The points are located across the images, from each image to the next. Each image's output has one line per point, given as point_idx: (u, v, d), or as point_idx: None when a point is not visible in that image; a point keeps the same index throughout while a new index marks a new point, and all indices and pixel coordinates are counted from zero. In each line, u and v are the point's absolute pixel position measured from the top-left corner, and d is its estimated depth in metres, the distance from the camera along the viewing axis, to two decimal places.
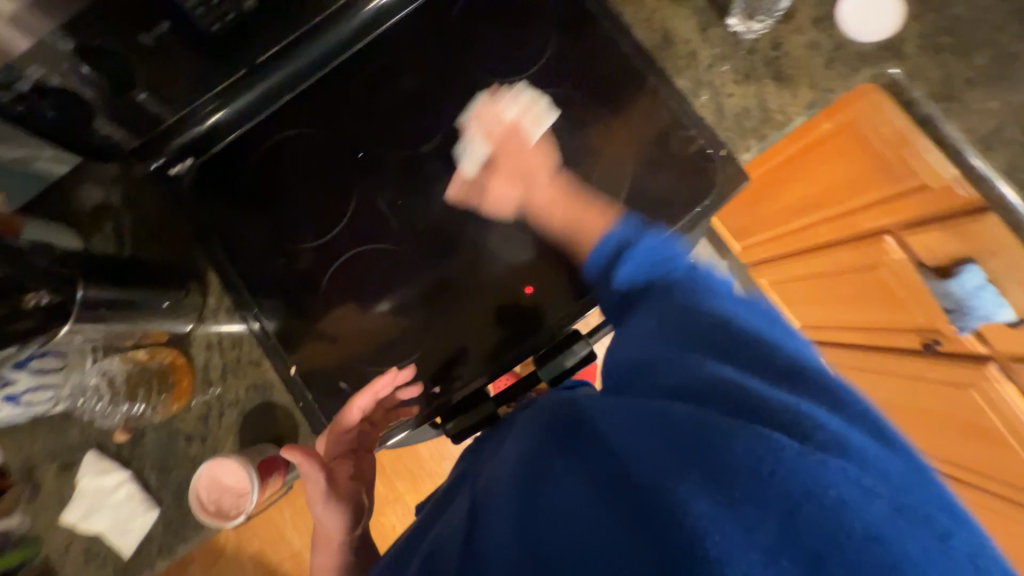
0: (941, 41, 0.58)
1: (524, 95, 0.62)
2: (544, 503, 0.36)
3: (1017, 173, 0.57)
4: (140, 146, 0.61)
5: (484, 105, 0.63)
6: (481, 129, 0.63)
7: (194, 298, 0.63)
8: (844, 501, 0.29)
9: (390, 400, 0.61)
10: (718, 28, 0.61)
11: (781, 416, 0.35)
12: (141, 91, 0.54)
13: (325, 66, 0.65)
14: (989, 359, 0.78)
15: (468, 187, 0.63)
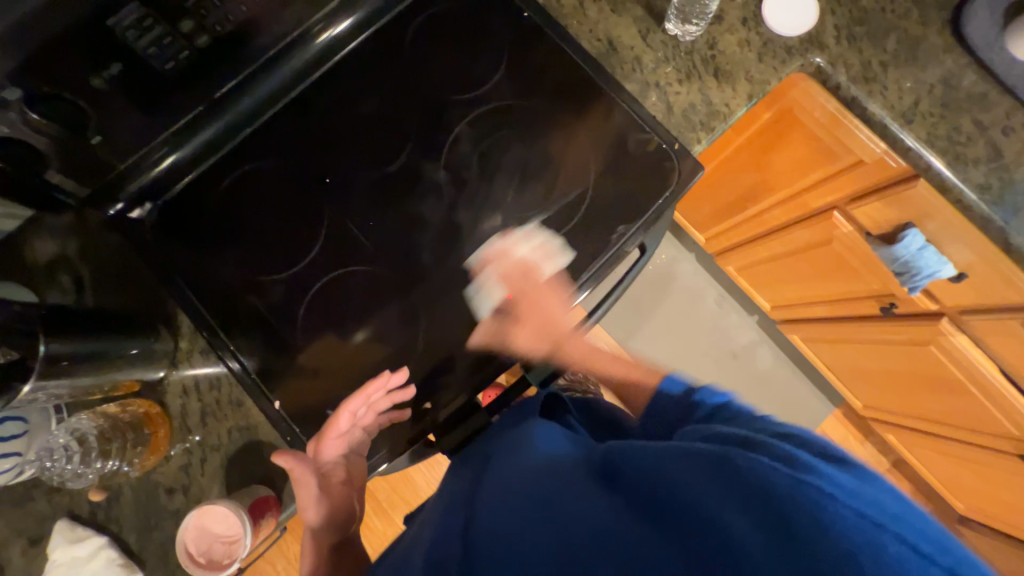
0: (855, 31, 0.64)
1: (536, 235, 0.62)
2: (569, 507, 0.40)
3: (937, 141, 0.62)
4: (92, 194, 0.60)
5: (500, 246, 0.62)
6: (494, 273, 0.62)
7: (165, 343, 0.60)
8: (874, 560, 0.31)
9: (383, 403, 0.58)
10: (658, 33, 0.65)
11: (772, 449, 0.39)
12: (94, 136, 0.53)
13: (284, 96, 0.66)
14: (941, 314, 0.83)
15: (482, 330, 0.62)
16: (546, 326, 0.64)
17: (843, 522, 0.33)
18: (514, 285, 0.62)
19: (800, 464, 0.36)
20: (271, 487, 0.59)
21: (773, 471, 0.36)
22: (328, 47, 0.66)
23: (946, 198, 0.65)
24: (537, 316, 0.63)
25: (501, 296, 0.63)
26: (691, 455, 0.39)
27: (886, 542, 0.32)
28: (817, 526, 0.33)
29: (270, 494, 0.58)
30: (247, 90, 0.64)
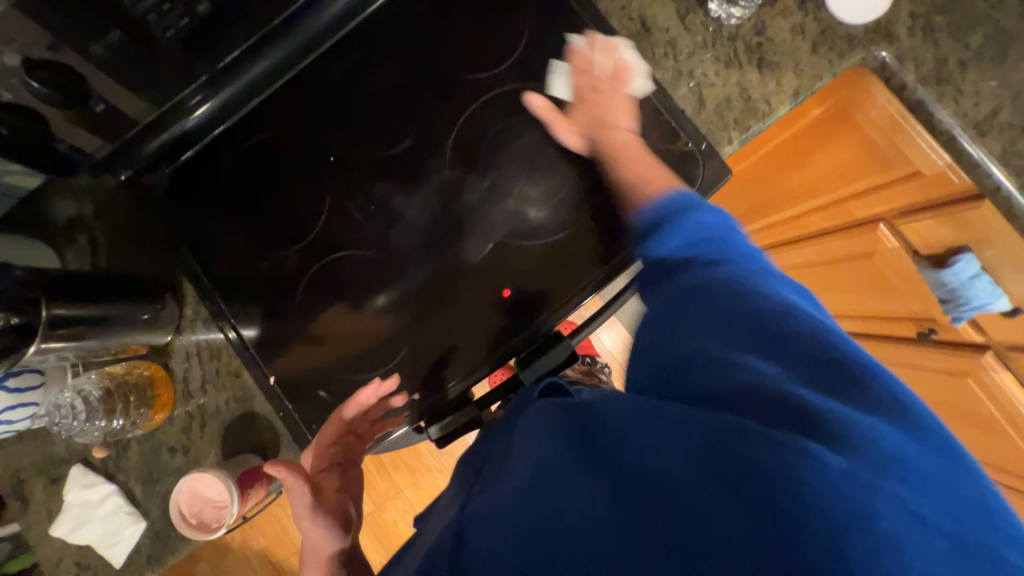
0: (933, 21, 0.55)
1: (619, 49, 0.59)
2: (559, 504, 0.33)
3: (1012, 159, 0.54)
4: (114, 151, 0.60)
5: (581, 47, 0.59)
6: (571, 73, 0.59)
7: (171, 309, 0.62)
8: (893, 536, 0.29)
9: (375, 411, 0.61)
10: (699, 14, 0.58)
11: (813, 428, 0.34)
12: (98, 104, 0.52)
13: (311, 50, 0.64)
14: (986, 347, 0.76)
15: (546, 111, 0.59)
16: (598, 116, 0.57)
17: (856, 489, 0.30)
18: (597, 83, 0.58)
19: (840, 448, 0.32)
20: (262, 456, 0.61)
21: (774, 438, 0.33)
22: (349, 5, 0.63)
23: (1012, 224, 0.57)
24: (594, 115, 0.58)
25: (567, 92, 0.59)
26: (682, 426, 0.35)
27: (900, 522, 0.30)
28: (828, 498, 0.30)
29: (259, 464, 0.60)
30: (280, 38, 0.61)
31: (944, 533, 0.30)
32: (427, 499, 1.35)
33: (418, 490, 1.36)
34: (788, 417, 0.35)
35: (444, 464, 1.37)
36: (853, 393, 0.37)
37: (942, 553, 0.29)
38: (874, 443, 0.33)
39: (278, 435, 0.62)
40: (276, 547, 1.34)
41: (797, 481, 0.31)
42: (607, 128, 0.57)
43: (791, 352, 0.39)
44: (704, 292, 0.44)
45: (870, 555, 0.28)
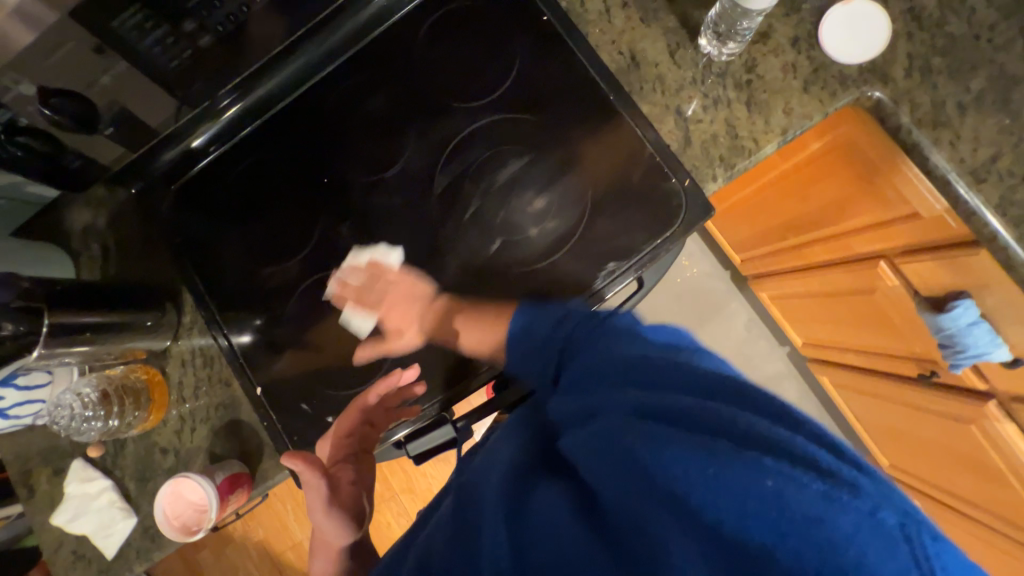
0: (931, 62, 0.54)
1: (359, 257, 0.64)
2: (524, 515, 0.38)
3: (1010, 208, 0.52)
4: (137, 158, 0.67)
5: (354, 263, 0.64)
6: (355, 304, 0.64)
7: (170, 318, 0.66)
8: (777, 494, 0.28)
9: (393, 400, 0.61)
10: (690, 50, 0.58)
11: (711, 423, 0.32)
12: (107, 129, 0.59)
13: (333, 57, 0.67)
14: (990, 396, 0.72)
15: (373, 352, 0.63)
16: (404, 304, 0.61)
17: (732, 468, 0.30)
18: (370, 290, 0.63)
19: (746, 443, 0.31)
20: (247, 465, 0.64)
21: (654, 436, 0.33)
22: (353, 33, 0.66)
23: (1011, 275, 0.55)
24: (399, 305, 0.61)
25: (366, 323, 0.63)
26: (589, 433, 0.37)
27: (814, 497, 0.28)
28: (706, 485, 0.30)
29: (244, 472, 0.63)
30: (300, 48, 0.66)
31: (831, 482, 0.28)
32: (421, 505, 1.37)
33: (413, 496, 1.38)
34: (660, 414, 0.34)
35: (439, 471, 1.39)
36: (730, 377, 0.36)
37: (828, 502, 0.27)
38: (751, 421, 0.31)
39: (261, 444, 0.65)
40: (275, 541, 1.38)
41: (666, 485, 0.32)
42: (422, 312, 0.61)
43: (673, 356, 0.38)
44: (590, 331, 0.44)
45: (764, 526, 0.28)
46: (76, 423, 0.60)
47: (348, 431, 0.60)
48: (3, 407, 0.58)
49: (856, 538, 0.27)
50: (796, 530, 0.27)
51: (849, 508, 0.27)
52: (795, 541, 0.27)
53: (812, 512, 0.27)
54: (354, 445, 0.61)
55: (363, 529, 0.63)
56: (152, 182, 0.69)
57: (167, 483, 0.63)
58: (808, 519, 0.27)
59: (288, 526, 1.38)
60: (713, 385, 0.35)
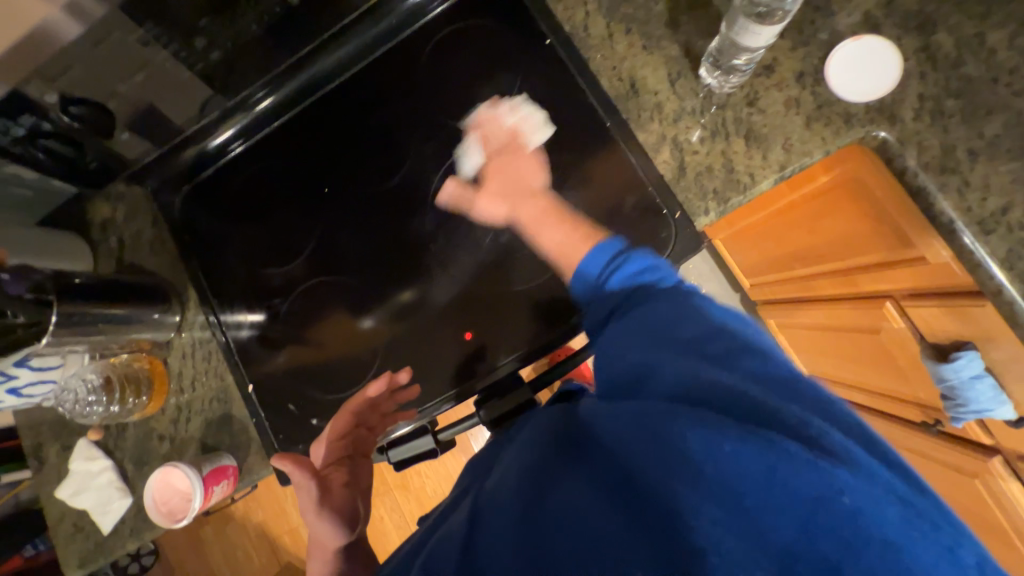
0: (944, 104, 0.52)
1: (522, 107, 0.61)
2: (552, 504, 0.36)
3: (1016, 262, 0.50)
4: (161, 154, 0.71)
5: (485, 116, 0.62)
6: (480, 137, 0.62)
7: (174, 312, 0.69)
8: (853, 511, 0.28)
9: (388, 403, 0.63)
10: (690, 79, 0.58)
11: (787, 424, 0.32)
12: (123, 133, 0.66)
13: (359, 59, 0.68)
14: (996, 452, 0.69)
15: (460, 194, 0.62)
16: (511, 188, 0.59)
17: (807, 473, 0.29)
18: (497, 148, 0.61)
19: (821, 446, 0.30)
20: (235, 457, 0.67)
21: (719, 428, 0.32)
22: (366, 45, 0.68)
23: (1016, 331, 0.52)
24: (507, 180, 0.59)
25: (477, 165, 0.62)
26: (643, 419, 0.36)
27: (887, 510, 0.28)
28: (774, 485, 0.29)
29: (231, 464, 0.66)
30: (325, 51, 0.68)
31: (904, 507, 0.28)
32: (413, 502, 1.39)
33: (407, 493, 1.40)
34: (738, 411, 0.33)
35: (434, 472, 1.40)
36: (800, 390, 0.35)
37: (903, 527, 0.27)
38: (825, 430, 0.31)
39: (249, 439, 0.68)
40: (273, 525, 1.43)
41: (728, 481, 0.30)
42: (523, 198, 0.58)
43: (742, 356, 0.37)
44: (655, 316, 0.42)
45: (831, 535, 0.27)
46: (80, 407, 0.66)
47: (341, 431, 0.62)
48: (17, 385, 0.62)
49: (926, 563, 0.27)
50: (868, 547, 0.27)
51: (920, 535, 0.27)
52: (864, 558, 0.27)
53: (886, 534, 0.27)
54: (347, 446, 0.63)
55: (358, 534, 0.59)
56: (175, 177, 0.72)
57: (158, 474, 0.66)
58: (882, 540, 0.27)
59: (286, 511, 1.42)
60: (786, 394, 0.35)
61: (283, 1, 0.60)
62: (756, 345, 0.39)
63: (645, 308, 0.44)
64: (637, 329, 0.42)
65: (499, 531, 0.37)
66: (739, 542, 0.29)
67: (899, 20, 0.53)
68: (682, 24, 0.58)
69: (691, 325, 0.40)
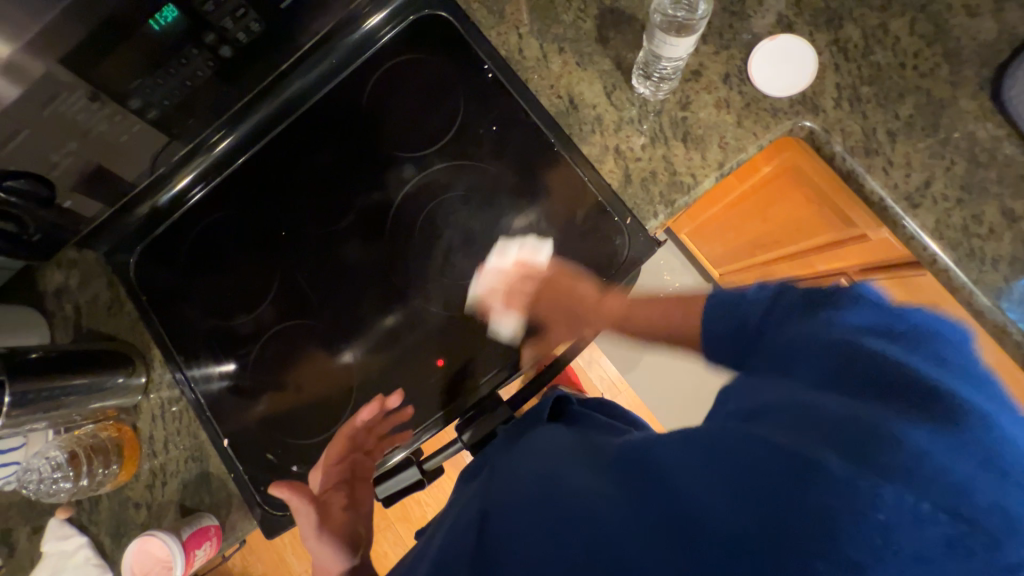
0: (861, 91, 0.55)
1: (508, 248, 0.62)
2: (570, 498, 0.37)
3: (945, 232, 0.53)
4: (112, 214, 0.70)
5: (484, 294, 0.63)
6: (507, 304, 0.62)
7: (140, 374, 0.68)
8: (887, 526, 0.27)
9: (382, 428, 0.63)
10: (625, 90, 0.60)
11: (852, 434, 0.31)
12: (65, 201, 0.62)
13: (314, 91, 0.69)
14: None
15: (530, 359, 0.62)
16: (569, 308, 0.60)
17: (845, 488, 0.29)
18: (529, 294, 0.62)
19: (877, 457, 0.29)
20: (216, 516, 0.66)
21: (772, 445, 0.32)
22: (314, 83, 0.69)
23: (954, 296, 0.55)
24: (567, 307, 0.61)
25: (512, 327, 0.62)
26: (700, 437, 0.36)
27: (933, 523, 0.27)
28: (805, 496, 0.29)
29: (213, 524, 0.65)
30: (275, 90, 0.69)
31: (957, 528, 0.27)
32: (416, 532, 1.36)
33: (409, 524, 1.36)
34: (804, 422, 0.33)
35: (434, 497, 1.38)
36: (901, 396, 0.33)
37: (947, 546, 0.27)
38: (894, 443, 0.30)
39: (230, 494, 0.66)
40: None
41: (767, 493, 0.30)
42: (591, 292, 0.59)
43: (862, 367, 0.34)
44: (794, 336, 0.40)
45: (861, 544, 0.27)
46: (46, 485, 0.64)
47: (337, 459, 0.62)
48: None
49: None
50: (898, 560, 0.27)
51: (966, 556, 0.27)
52: (892, 565, 0.27)
53: (921, 551, 0.27)
54: (345, 472, 0.63)
55: (361, 555, 0.62)
56: (125, 240, 0.71)
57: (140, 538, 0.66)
58: (915, 557, 0.27)
59: (286, 559, 1.36)
60: (913, 419, 0.31)
61: (216, 54, 0.57)
62: (887, 352, 0.35)
63: (793, 330, 0.41)
64: (781, 340, 0.41)
65: (515, 515, 0.38)
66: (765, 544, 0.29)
67: (809, 17, 0.57)
68: (612, 39, 0.61)
69: (821, 340, 0.38)
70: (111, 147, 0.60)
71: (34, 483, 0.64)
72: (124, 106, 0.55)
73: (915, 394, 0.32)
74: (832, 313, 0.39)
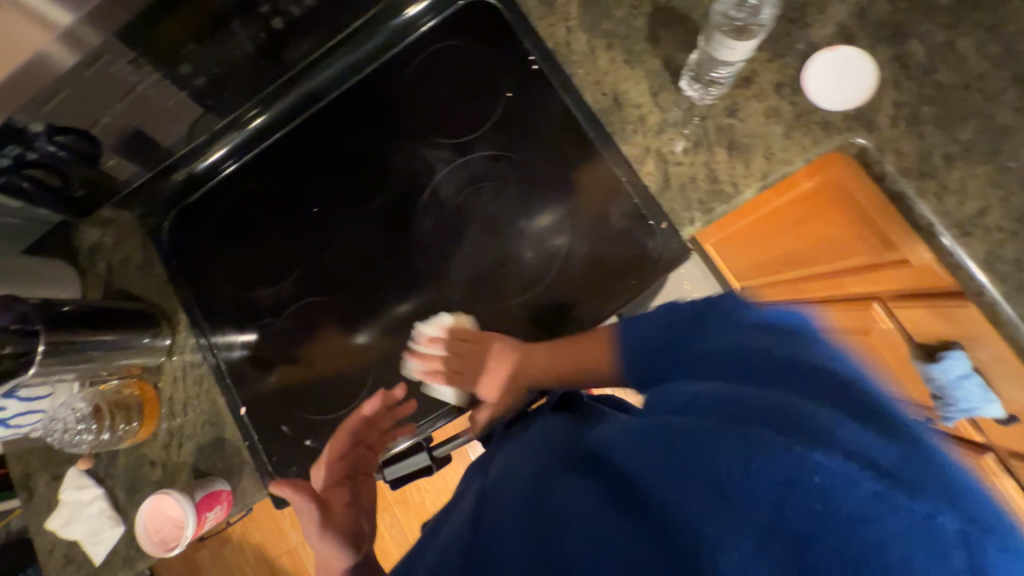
0: (920, 111, 0.53)
1: (421, 331, 0.63)
2: (546, 494, 0.35)
3: (996, 264, 0.51)
4: (148, 180, 0.71)
5: (417, 368, 0.63)
6: (421, 370, 0.63)
7: (166, 335, 0.69)
8: (826, 489, 0.25)
9: (385, 419, 0.62)
10: (672, 92, 0.59)
11: (783, 414, 0.30)
12: (109, 159, 0.64)
13: (353, 75, 0.69)
14: (988, 448, 0.70)
15: (456, 406, 0.62)
16: (483, 355, 0.59)
17: (781, 457, 0.26)
18: (445, 368, 0.62)
19: (803, 428, 0.28)
20: (228, 482, 0.67)
21: (701, 427, 0.30)
22: (353, 66, 0.68)
23: (998, 331, 0.53)
24: (477, 360, 0.60)
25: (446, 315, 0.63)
26: (637, 427, 0.35)
27: (864, 479, 0.25)
28: (744, 473, 0.27)
29: (225, 488, 0.66)
30: (312, 70, 0.68)
31: (887, 482, 0.25)
32: (413, 516, 1.37)
33: (408, 508, 1.37)
34: (724, 411, 0.32)
35: (434, 484, 1.38)
36: (818, 381, 0.32)
37: (882, 502, 0.24)
38: (815, 417, 0.29)
39: (242, 462, 0.67)
40: (270, 546, 1.37)
41: (706, 471, 0.28)
42: (506, 345, 0.59)
43: (773, 369, 0.34)
44: (702, 338, 0.41)
45: (805, 515, 0.25)
46: (69, 435, 0.66)
47: (341, 451, 0.60)
48: (5, 417, 0.61)
49: (907, 540, 0.23)
50: (841, 523, 0.24)
51: (903, 509, 0.24)
52: (836, 535, 0.24)
53: (861, 510, 0.24)
54: (347, 466, 0.60)
55: (366, 552, 0.55)
56: (161, 204, 0.73)
57: (152, 497, 0.66)
58: (854, 517, 0.24)
59: (284, 531, 1.37)
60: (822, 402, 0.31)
61: (268, 25, 0.58)
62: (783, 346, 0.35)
63: (698, 330, 0.42)
64: (691, 358, 0.40)
65: (502, 506, 0.37)
66: (713, 524, 0.26)
67: (872, 30, 0.55)
68: (663, 39, 0.59)
69: (713, 347, 0.39)
70: (154, 112, 0.61)
71: (59, 433, 0.66)
72: (175, 72, 0.57)
73: (828, 382, 0.32)
74: (731, 319, 0.40)
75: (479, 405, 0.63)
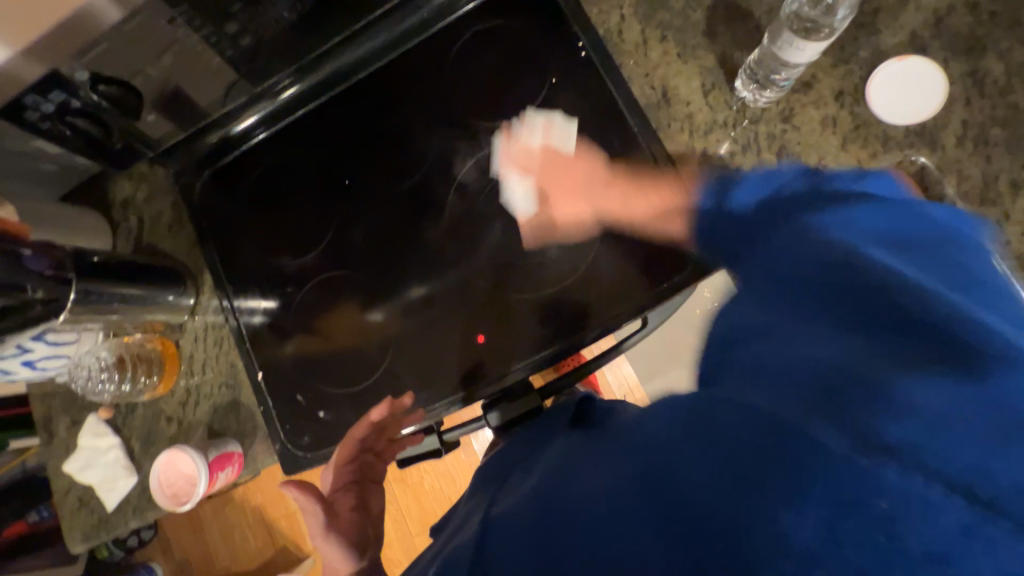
0: (990, 133, 0.50)
1: (535, 121, 0.61)
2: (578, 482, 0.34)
3: None
4: (180, 141, 0.71)
5: (503, 147, 0.62)
6: (517, 164, 0.60)
7: (190, 295, 0.70)
8: (892, 517, 0.23)
9: (394, 429, 0.61)
10: (724, 91, 0.56)
11: (864, 403, 0.27)
12: (149, 115, 0.64)
13: (392, 50, 0.67)
14: None
15: (538, 226, 0.61)
16: (563, 167, 0.57)
17: (846, 472, 0.24)
18: (537, 167, 0.59)
19: (881, 435, 0.25)
20: (240, 444, 0.68)
21: (761, 422, 0.28)
22: (393, 40, 0.67)
23: None
24: (557, 169, 0.57)
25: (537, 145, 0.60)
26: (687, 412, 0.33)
27: (948, 509, 0.23)
28: (798, 488, 0.25)
29: (237, 450, 0.67)
30: (349, 45, 0.67)
31: (976, 515, 0.22)
32: (410, 496, 1.29)
33: None
34: (796, 397, 0.29)
35: None
36: (931, 356, 0.28)
37: (967, 538, 0.22)
38: (906, 411, 0.26)
39: (255, 426, 0.68)
40: (270, 509, 1.40)
41: (755, 475, 0.27)
42: (594, 185, 0.55)
43: (882, 328, 0.30)
44: (788, 234, 0.36)
45: (863, 543, 0.23)
46: (92, 383, 0.68)
47: (348, 457, 0.61)
48: (33, 358, 0.62)
49: None
50: (909, 557, 0.22)
51: (990, 548, 0.22)
52: (898, 570, 0.22)
53: (936, 546, 0.22)
54: (355, 471, 0.61)
55: (370, 557, 0.55)
56: (189, 164, 0.72)
57: (167, 451, 0.67)
58: (928, 553, 0.22)
59: (284, 496, 1.39)
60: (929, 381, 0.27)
61: None
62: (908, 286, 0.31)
63: (779, 230, 0.37)
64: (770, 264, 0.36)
65: (531, 486, 0.37)
66: (754, 539, 0.25)
67: (947, 42, 0.52)
68: (720, 35, 0.57)
69: (786, 236, 0.36)
70: (198, 70, 0.61)
71: (81, 378, 0.68)
72: (222, 29, 0.56)
73: (948, 356, 0.28)
74: (815, 215, 0.36)
75: (495, 399, 0.60)
